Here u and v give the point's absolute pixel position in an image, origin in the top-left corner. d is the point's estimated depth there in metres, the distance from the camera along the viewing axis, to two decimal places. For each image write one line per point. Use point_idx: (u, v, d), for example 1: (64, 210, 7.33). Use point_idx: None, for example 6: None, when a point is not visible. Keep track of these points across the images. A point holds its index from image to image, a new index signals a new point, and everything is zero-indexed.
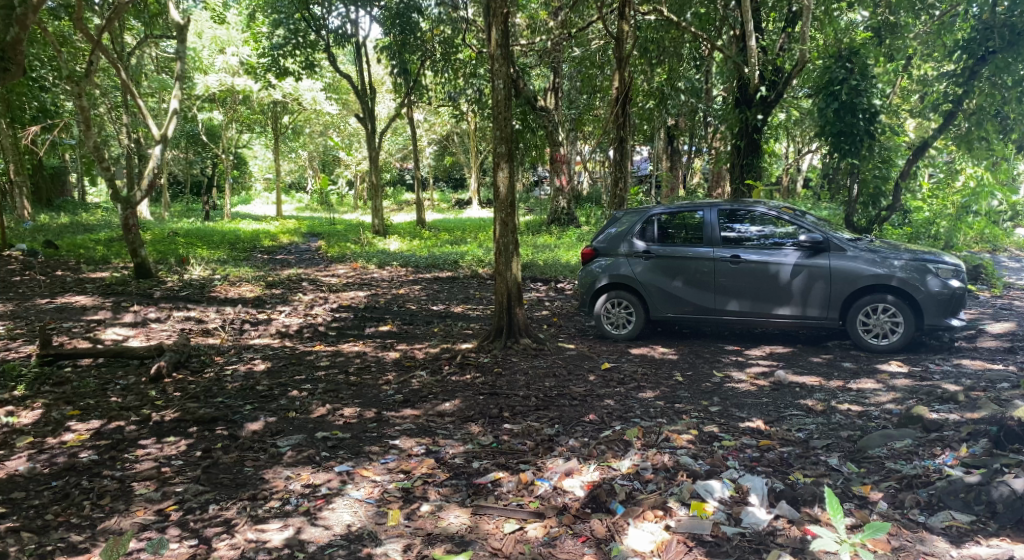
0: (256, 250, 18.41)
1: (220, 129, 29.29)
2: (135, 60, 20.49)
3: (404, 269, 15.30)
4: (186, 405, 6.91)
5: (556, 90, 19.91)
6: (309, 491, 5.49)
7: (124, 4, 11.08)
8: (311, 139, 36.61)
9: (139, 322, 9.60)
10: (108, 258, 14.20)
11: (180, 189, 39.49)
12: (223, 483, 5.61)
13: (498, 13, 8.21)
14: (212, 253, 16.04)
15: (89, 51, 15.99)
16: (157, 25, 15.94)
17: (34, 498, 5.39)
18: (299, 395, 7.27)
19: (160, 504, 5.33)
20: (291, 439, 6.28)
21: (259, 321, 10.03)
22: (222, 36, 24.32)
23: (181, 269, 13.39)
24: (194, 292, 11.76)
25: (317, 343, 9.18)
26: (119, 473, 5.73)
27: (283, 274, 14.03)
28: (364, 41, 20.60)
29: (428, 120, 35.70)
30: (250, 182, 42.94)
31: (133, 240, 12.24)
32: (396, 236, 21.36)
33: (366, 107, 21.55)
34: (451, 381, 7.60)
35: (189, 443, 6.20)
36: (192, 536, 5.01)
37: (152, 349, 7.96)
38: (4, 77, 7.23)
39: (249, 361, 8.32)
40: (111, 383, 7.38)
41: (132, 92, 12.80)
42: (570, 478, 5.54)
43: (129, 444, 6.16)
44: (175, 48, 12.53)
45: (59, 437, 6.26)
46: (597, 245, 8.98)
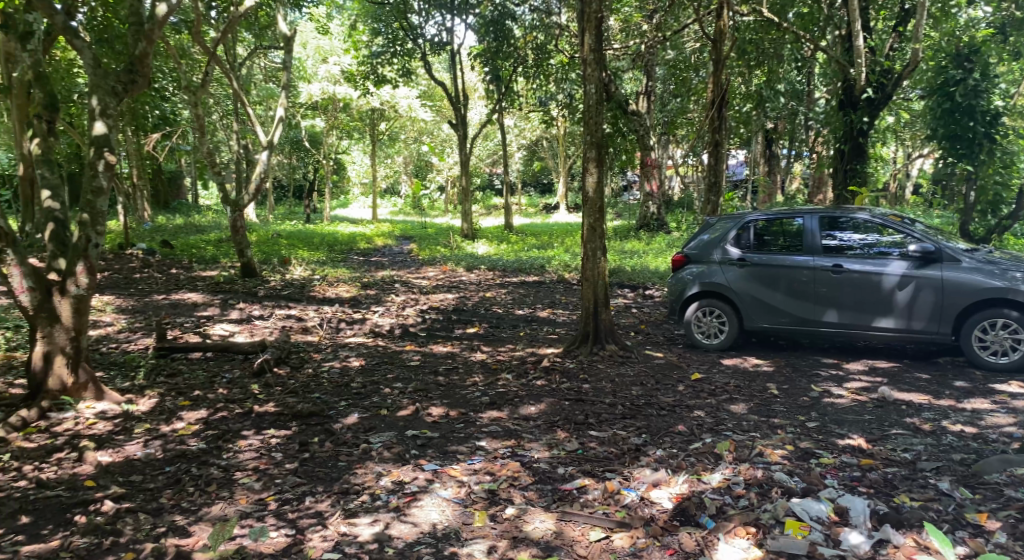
0: (352, 252, 19.08)
1: (321, 136, 30.41)
2: (245, 70, 21.71)
3: (492, 273, 15.51)
4: (286, 400, 7.23)
5: (649, 94, 19.72)
6: (398, 488, 5.64)
7: (237, 17, 11.60)
8: (405, 146, 37.55)
9: (245, 319, 10.11)
10: (218, 258, 14.98)
11: (283, 193, 41.26)
12: (319, 476, 5.84)
13: (592, 17, 8.17)
14: (312, 254, 16.72)
15: (204, 62, 16.86)
16: (266, 38, 16.71)
17: (150, 481, 5.72)
18: (390, 393, 7.48)
19: (259, 494, 5.58)
20: (383, 436, 6.46)
21: (354, 321, 10.39)
22: (325, 47, 25.36)
23: (284, 269, 14.02)
24: (294, 291, 12.24)
25: (407, 343, 9.40)
26: (225, 462, 6.02)
27: (378, 276, 14.43)
28: (458, 49, 20.89)
29: (519, 125, 36.05)
30: (348, 187, 44.42)
31: (241, 241, 12.86)
32: (484, 240, 21.63)
33: (460, 114, 21.89)
34: (538, 386, 7.64)
35: (288, 436, 6.48)
36: (289, 526, 5.21)
37: (255, 345, 8.37)
38: (132, 90, 7.08)
39: (344, 359, 8.60)
40: (219, 377, 7.79)
41: (241, 101, 13.16)
42: (658, 489, 5.48)
43: (233, 435, 6.49)
44: (283, 58, 12.90)
45: (172, 425, 6.64)
46: (688, 252, 8.87)
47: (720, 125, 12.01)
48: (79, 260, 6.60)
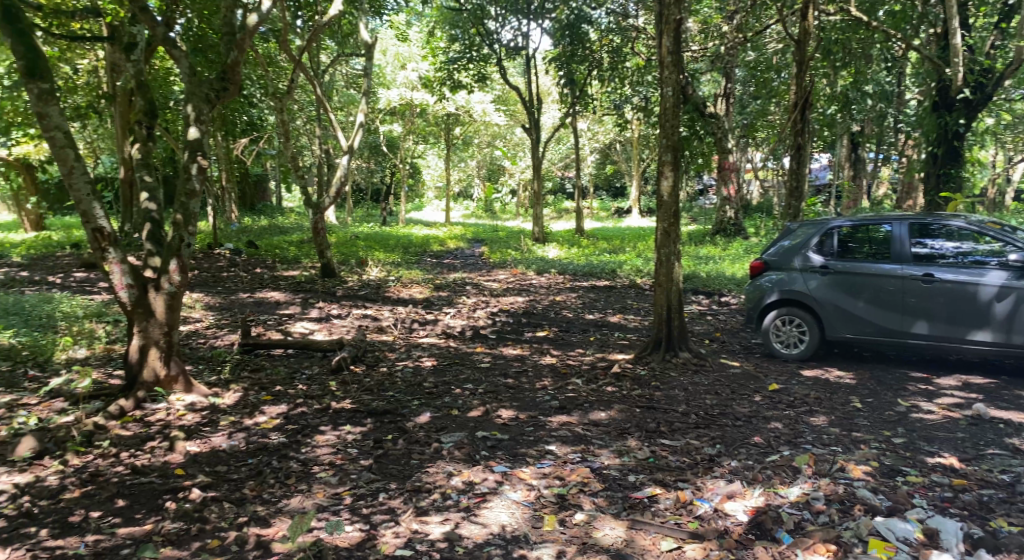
0: (426, 254, 19.39)
1: (398, 141, 31.00)
2: (328, 76, 22.33)
3: (562, 276, 15.50)
4: (362, 397, 7.41)
5: (728, 97, 19.36)
6: (468, 488, 5.70)
7: (322, 25, 11.93)
8: (479, 150, 37.91)
9: (323, 317, 10.40)
10: (299, 258, 15.46)
11: (360, 195, 42.22)
12: (393, 473, 5.95)
13: (670, 19, 8.09)
14: (387, 255, 17.06)
15: (290, 69, 17.44)
16: (349, 45, 17.15)
17: (234, 471, 5.94)
18: (462, 394, 7.57)
19: (335, 489, 5.72)
20: (454, 436, 6.54)
21: (427, 321, 10.55)
22: (404, 53, 25.88)
23: (360, 270, 14.35)
24: (370, 291, 12.53)
25: (479, 345, 9.49)
26: (303, 456, 6.21)
27: (450, 278, 14.62)
28: (533, 54, 20.99)
29: (592, 128, 35.93)
30: (421, 190, 45.13)
31: (321, 242, 13.23)
32: (554, 243, 21.62)
33: (533, 118, 21.96)
34: (609, 391, 7.60)
35: (363, 433, 6.63)
36: (363, 521, 5.31)
37: (333, 343, 8.61)
38: (224, 97, 7.37)
39: (416, 359, 8.75)
40: (298, 373, 8.04)
41: (324, 106, 13.54)
42: (732, 501, 5.37)
43: (311, 430, 6.68)
44: (365, 65, 13.22)
45: (255, 418, 6.88)
46: (767, 258, 8.67)
47: (803, 128, 11.70)
48: (173, 259, 6.93)
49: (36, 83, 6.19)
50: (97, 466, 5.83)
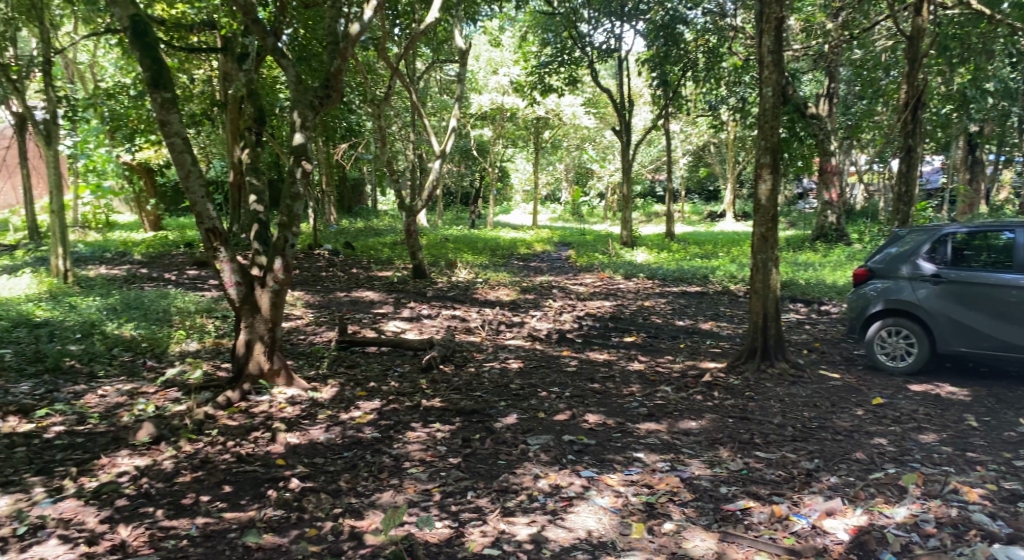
0: (514, 257, 19.49)
1: (488, 145, 31.32)
2: (422, 82, 22.77)
3: (651, 281, 15.26)
4: (451, 396, 7.51)
5: (831, 97, 18.61)
6: (555, 492, 5.67)
7: (419, 32, 12.15)
8: (568, 153, 37.84)
9: (414, 317, 10.60)
10: (391, 259, 15.82)
11: (450, 199, 42.85)
12: (480, 472, 5.99)
13: (772, 18, 7.83)
14: (475, 257, 17.24)
15: (387, 76, 17.89)
16: (443, 51, 17.41)
17: (330, 463, 6.10)
18: (549, 397, 7.56)
19: (425, 485, 5.79)
20: (541, 439, 6.54)
21: (514, 324, 10.59)
22: (496, 58, 26.12)
23: (449, 272, 14.56)
24: (458, 292, 12.69)
25: (566, 348, 9.47)
26: (395, 452, 6.32)
27: (537, 281, 14.64)
28: (625, 56, 20.79)
29: (685, 130, 35.27)
30: (510, 193, 45.40)
31: (414, 243, 13.50)
32: (643, 248, 21.33)
33: (624, 120, 21.73)
34: (699, 400, 7.43)
35: (452, 431, 6.72)
36: (452, 518, 5.35)
37: (424, 343, 8.78)
38: (326, 104, 7.57)
39: (504, 361, 8.80)
40: (391, 370, 8.23)
41: (419, 112, 13.82)
42: (832, 518, 5.14)
43: (403, 426, 6.81)
44: (459, 71, 13.42)
45: (350, 413, 7.07)
46: (872, 266, 8.28)
47: (914, 129, 11.15)
48: (277, 258, 7.19)
49: (159, 92, 6.55)
50: (207, 452, 6.09)
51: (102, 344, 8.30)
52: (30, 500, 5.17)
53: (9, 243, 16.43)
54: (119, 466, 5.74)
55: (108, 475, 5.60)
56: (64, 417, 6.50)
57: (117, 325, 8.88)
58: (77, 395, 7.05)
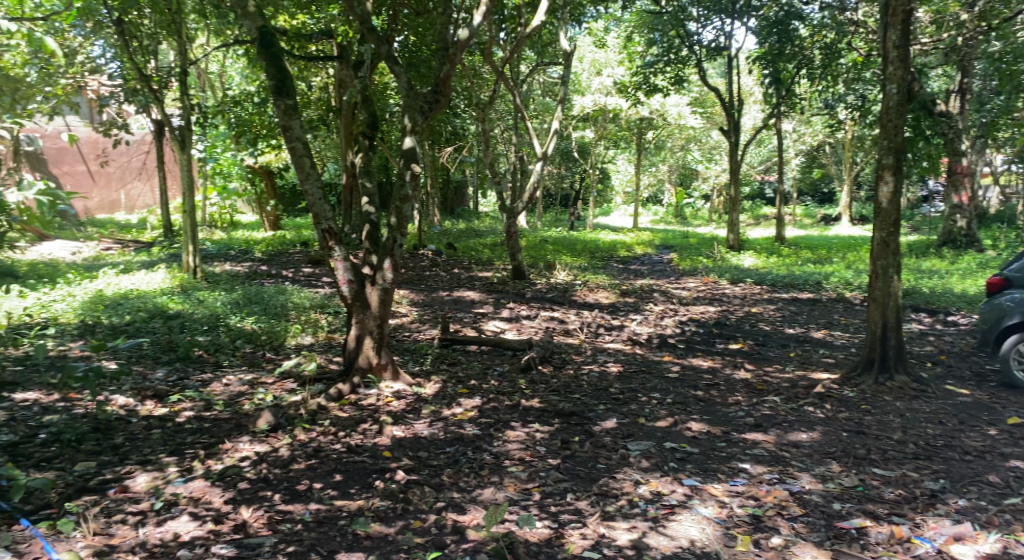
0: (614, 259, 19.31)
1: (591, 146, 31.17)
2: (527, 84, 22.91)
3: (758, 287, 14.76)
4: (550, 397, 7.51)
5: (962, 93, 17.42)
6: (657, 498, 5.55)
7: (524, 36, 12.22)
8: (672, 155, 37.17)
9: (513, 318, 10.68)
10: (492, 259, 15.99)
11: (551, 201, 42.93)
12: (580, 475, 5.95)
13: (898, 11, 7.37)
14: (575, 259, 17.19)
15: (492, 79, 18.09)
16: (548, 53, 17.42)
17: (433, 458, 6.20)
18: (650, 402, 7.44)
19: (525, 484, 5.79)
20: (642, 444, 6.43)
21: (614, 327, 10.49)
22: (601, 59, 25.97)
23: (549, 273, 14.57)
24: (558, 294, 12.68)
25: (667, 353, 9.29)
26: (495, 450, 6.37)
27: (638, 284, 14.43)
28: (735, 54, 20.22)
29: (798, 130, 33.93)
30: (611, 196, 45.04)
31: (514, 245, 13.60)
32: (750, 252, 20.67)
33: (733, 120, 21.11)
34: (809, 412, 7.11)
35: (552, 432, 6.71)
36: (551, 519, 5.31)
37: (523, 343, 8.84)
38: (435, 108, 7.70)
39: (603, 364, 8.71)
40: (491, 369, 8.31)
41: (523, 114, 13.89)
42: (960, 544, 4.79)
43: (502, 425, 6.85)
44: (562, 73, 13.39)
45: (451, 409, 7.19)
46: (1009, 274, 7.70)
47: None
48: (387, 257, 7.40)
49: (283, 99, 6.86)
50: (319, 442, 6.32)
51: (226, 335, 8.80)
52: (164, 478, 5.46)
53: (145, 240, 17.66)
54: (241, 451, 6.04)
55: (231, 459, 5.89)
56: (193, 403, 6.92)
57: (239, 318, 9.39)
58: (204, 382, 7.48)
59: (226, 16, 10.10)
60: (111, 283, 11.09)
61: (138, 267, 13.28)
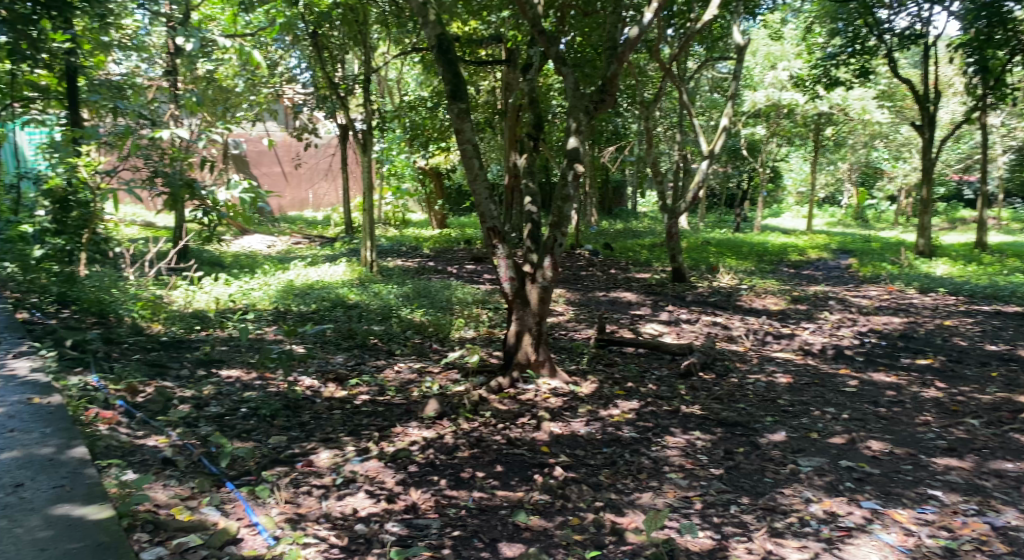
0: (785, 263, 18.36)
1: (763, 144, 29.80)
2: (696, 81, 22.29)
3: (953, 297, 13.45)
4: (711, 405, 7.28)
5: None
6: (831, 519, 5.20)
7: (694, 31, 11.90)
8: (854, 153, 34.73)
9: (673, 321, 10.47)
10: (653, 261, 15.73)
11: (716, 201, 41.55)
12: (745, 488, 5.69)
13: None
14: (742, 263, 16.53)
15: (658, 77, 17.78)
16: (720, 48, 16.83)
17: (591, 457, 6.17)
18: (822, 416, 7.02)
19: (686, 491, 5.61)
20: (814, 461, 6.08)
21: (783, 335, 9.99)
22: (776, 53, 24.73)
23: (712, 277, 14.13)
24: (722, 299, 12.26)
25: (842, 366, 8.71)
26: (654, 454, 6.23)
27: (812, 290, 13.63)
28: (932, 42, 18.50)
29: (1006, 125, 30.50)
30: (784, 196, 42.82)
31: (675, 246, 13.32)
32: (942, 258, 18.89)
33: (928, 115, 19.35)
34: (1012, 439, 6.40)
35: (713, 441, 6.50)
36: (714, 530, 5.09)
37: (683, 348, 8.62)
38: (600, 108, 7.56)
39: (770, 374, 8.31)
40: (649, 372, 8.19)
41: (690, 111, 13.57)
42: None
43: (661, 430, 6.71)
44: (734, 69, 12.89)
45: (608, 410, 7.14)
46: None
47: None
48: (547, 256, 7.46)
49: (457, 103, 7.12)
50: (481, 432, 6.53)
51: (398, 326, 9.30)
52: (343, 456, 5.85)
53: (328, 236, 19.03)
54: (410, 436, 6.36)
55: (401, 442, 6.21)
56: (368, 388, 7.38)
57: (410, 310, 9.89)
58: (378, 369, 7.96)
59: (405, 24, 10.64)
60: (299, 274, 12.06)
61: (322, 260, 14.35)
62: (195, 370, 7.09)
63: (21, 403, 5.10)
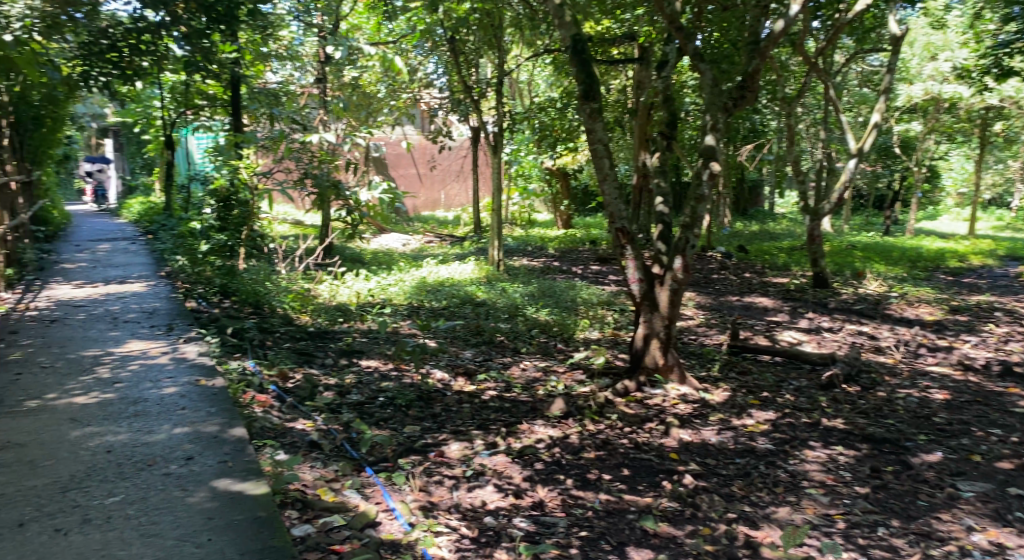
0: (941, 270, 17.09)
1: (918, 141, 27.82)
2: (843, 75, 21.12)
3: None
4: (856, 420, 6.92)
5: None
6: (996, 551, 4.78)
7: (846, 22, 11.32)
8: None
9: (813, 329, 10.02)
10: (791, 264, 15.10)
11: (862, 203, 39.22)
12: (895, 509, 5.34)
13: None
14: (891, 269, 15.54)
15: (802, 72, 17.00)
16: (872, 40, 15.86)
17: (723, 467, 6.00)
18: (985, 439, 6.50)
19: (828, 508, 5.33)
20: (975, 486, 5.64)
21: (938, 348, 9.32)
22: (936, 43, 23.01)
23: (858, 283, 13.39)
24: (868, 307, 11.59)
25: (1009, 384, 8.03)
26: (791, 468, 5.99)
27: (973, 300, 12.61)
28: None
29: None
30: (940, 197, 39.79)
31: (817, 250, 12.73)
32: None
33: None
34: None
35: (859, 458, 6.17)
36: (860, 551, 4.77)
37: (825, 358, 8.24)
38: (741, 105, 7.37)
39: (923, 389, 7.79)
40: (786, 382, 7.89)
41: (838, 107, 12.90)
42: None
43: (800, 443, 6.45)
44: (888, 62, 12.11)
45: (742, 419, 6.93)
46: None
47: None
48: (678, 257, 7.29)
49: (589, 103, 7.15)
50: (608, 434, 6.52)
51: (524, 324, 9.44)
52: (473, 449, 6.02)
53: (458, 235, 19.54)
54: (537, 434, 6.45)
55: (528, 439, 6.31)
56: (496, 384, 7.54)
57: (535, 309, 10.00)
58: (505, 366, 8.12)
59: (539, 26, 10.76)
60: (430, 272, 12.47)
61: (453, 258, 14.78)
62: (337, 360, 7.51)
63: (191, 385, 5.68)
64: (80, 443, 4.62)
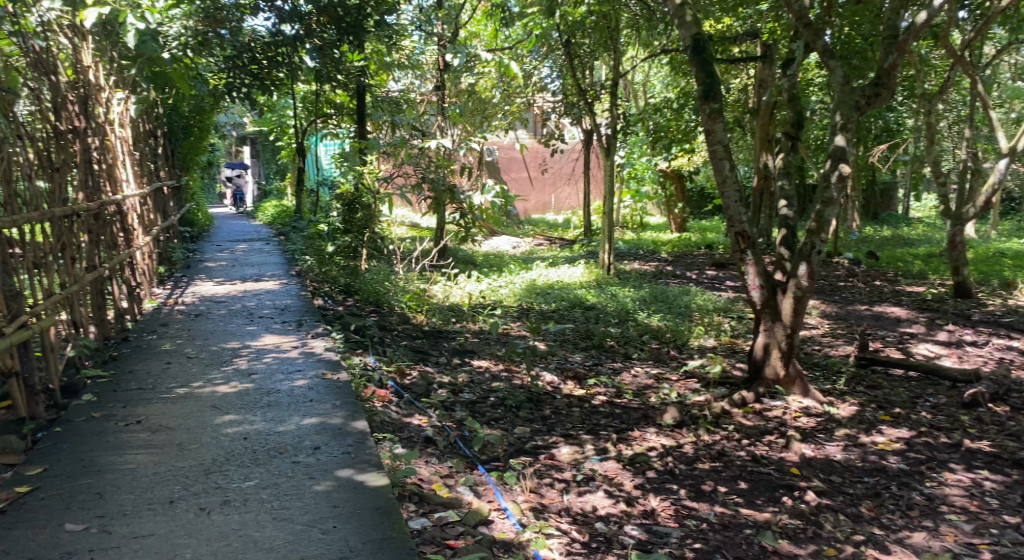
0: None
1: None
2: (991, 69, 19.62)
3: None
4: (1005, 442, 6.40)
5: None
6: None
7: (998, 11, 10.50)
8: None
9: (954, 342, 9.37)
10: (928, 272, 14.19)
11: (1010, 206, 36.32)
12: None
13: None
14: None
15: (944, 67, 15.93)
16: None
17: (850, 486, 5.69)
18: None
19: (970, 538, 4.95)
20: None
21: None
22: None
23: (1006, 294, 12.41)
24: (1018, 319, 10.71)
25: None
26: (928, 491, 5.61)
27: None
28: None
29: None
30: None
31: (959, 258, 11.91)
32: None
33: None
34: None
35: (1007, 484, 5.70)
36: None
37: (967, 374, 7.68)
38: (875, 103, 6.96)
39: None
40: (922, 399, 7.40)
41: (986, 103, 12.01)
42: None
43: (938, 465, 6.03)
44: None
45: (872, 436, 6.55)
46: None
47: None
48: (802, 263, 6.99)
49: (709, 103, 6.97)
50: (723, 445, 6.33)
51: (635, 330, 9.33)
52: (583, 454, 5.99)
53: (569, 238, 19.57)
54: (649, 441, 6.35)
55: (640, 447, 6.22)
56: (606, 389, 7.49)
57: (647, 314, 9.86)
58: (616, 371, 8.04)
59: (657, 26, 10.63)
60: (541, 274, 12.55)
61: (564, 261, 14.83)
62: (450, 359, 7.67)
63: (318, 378, 5.95)
64: (220, 429, 4.93)
